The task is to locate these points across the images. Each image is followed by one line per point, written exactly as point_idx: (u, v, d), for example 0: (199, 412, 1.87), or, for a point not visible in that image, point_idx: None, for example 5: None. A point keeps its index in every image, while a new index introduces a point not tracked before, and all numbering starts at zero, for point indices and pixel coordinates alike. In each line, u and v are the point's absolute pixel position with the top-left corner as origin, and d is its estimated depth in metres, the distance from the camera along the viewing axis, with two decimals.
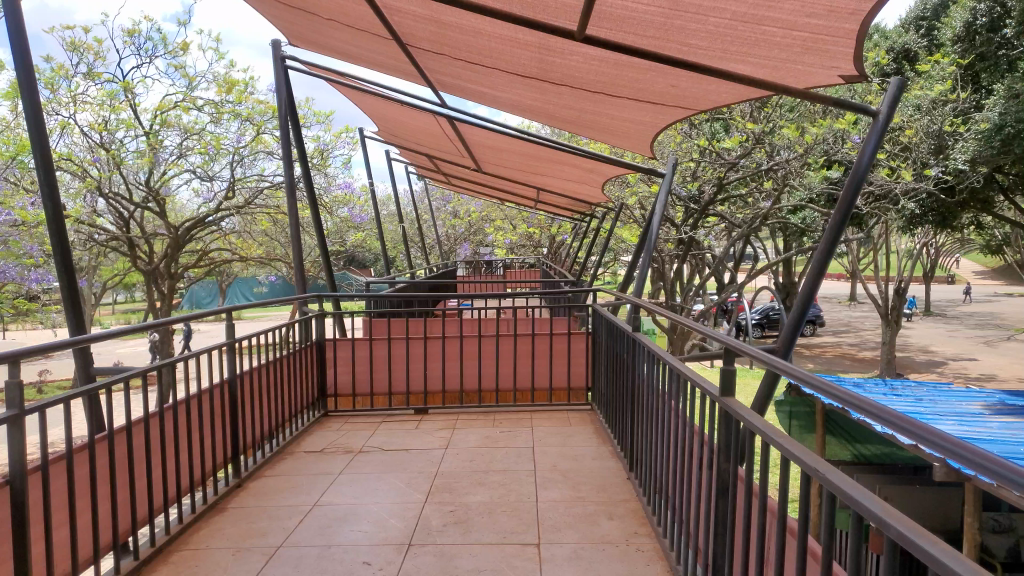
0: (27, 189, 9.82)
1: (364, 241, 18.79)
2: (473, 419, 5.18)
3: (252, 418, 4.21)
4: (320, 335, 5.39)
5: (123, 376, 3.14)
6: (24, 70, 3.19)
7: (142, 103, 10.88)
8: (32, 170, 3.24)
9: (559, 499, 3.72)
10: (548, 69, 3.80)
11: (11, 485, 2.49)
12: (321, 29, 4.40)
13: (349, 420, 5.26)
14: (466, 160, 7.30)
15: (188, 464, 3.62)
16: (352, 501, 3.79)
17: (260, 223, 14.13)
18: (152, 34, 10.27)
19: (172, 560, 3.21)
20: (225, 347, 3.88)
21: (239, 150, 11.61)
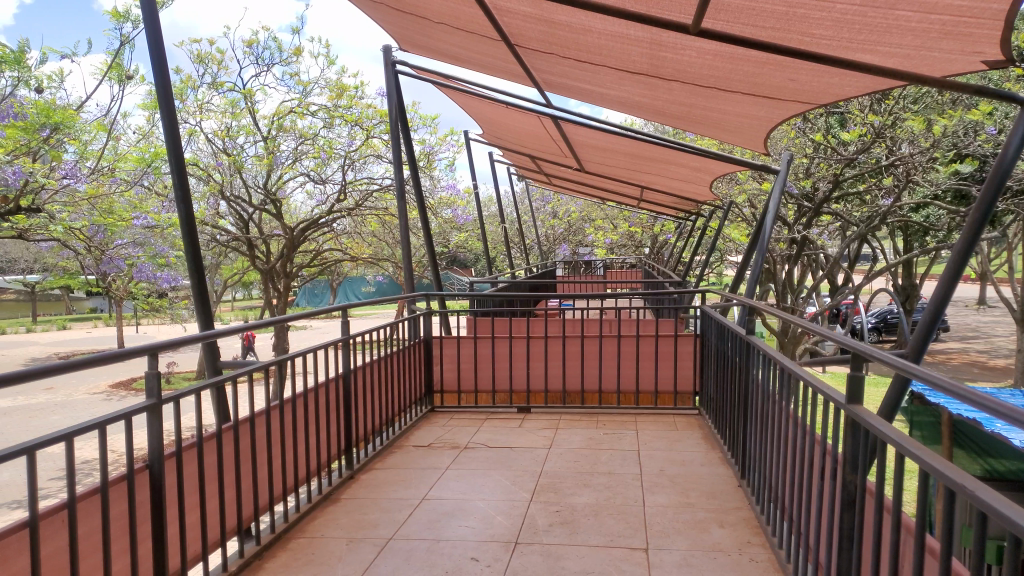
0: (161, 195, 10.46)
1: (467, 241, 19.07)
2: (577, 419, 5.15)
3: (364, 411, 4.35)
4: (428, 332, 5.50)
5: (246, 369, 3.29)
6: (161, 80, 3.41)
7: (261, 110, 11.44)
8: (167, 175, 3.45)
9: (667, 504, 3.63)
10: (658, 65, 3.72)
11: (151, 469, 2.66)
12: (430, 33, 4.49)
13: (455, 416, 5.34)
14: (569, 160, 7.31)
15: (305, 454, 3.77)
16: (460, 497, 3.84)
17: (370, 225, 14.57)
18: (270, 43, 10.77)
19: (291, 547, 3.34)
20: (340, 343, 4.02)
21: (351, 153, 11.91)
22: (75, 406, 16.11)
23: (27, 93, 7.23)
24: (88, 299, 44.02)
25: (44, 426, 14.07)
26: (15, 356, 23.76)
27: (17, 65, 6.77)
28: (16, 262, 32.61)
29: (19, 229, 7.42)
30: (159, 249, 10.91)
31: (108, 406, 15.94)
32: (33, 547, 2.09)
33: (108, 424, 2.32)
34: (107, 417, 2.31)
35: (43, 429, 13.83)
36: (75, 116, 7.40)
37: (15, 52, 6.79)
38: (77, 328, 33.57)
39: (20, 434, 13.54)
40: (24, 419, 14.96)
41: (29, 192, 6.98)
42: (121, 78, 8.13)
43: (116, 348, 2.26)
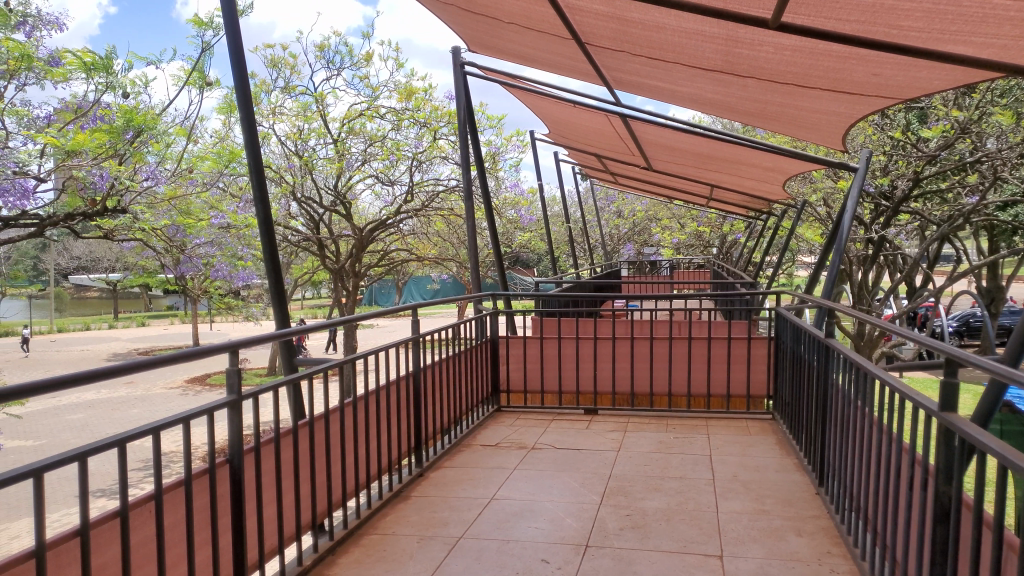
0: (236, 195, 10.70)
1: (530, 242, 19.07)
2: (645, 422, 5.08)
3: (432, 410, 4.39)
4: (494, 332, 5.51)
5: (321, 368, 3.34)
6: (241, 86, 3.50)
7: (332, 113, 11.70)
8: (246, 178, 3.54)
9: (741, 511, 3.54)
10: (734, 61, 3.64)
11: (231, 463, 2.74)
12: (500, 33, 4.50)
13: (521, 416, 5.33)
14: (637, 159, 7.22)
15: (375, 451, 3.83)
16: (528, 497, 3.83)
17: (436, 224, 14.70)
18: (340, 47, 10.99)
19: (363, 543, 3.40)
20: (410, 342, 4.06)
21: (418, 155, 12.02)
22: (155, 400, 16.76)
23: (114, 99, 7.49)
24: (165, 296, 45.83)
25: (126, 419, 14.70)
26: (98, 352, 24.93)
27: (105, 71, 7.04)
28: (100, 260, 34.24)
29: (105, 230, 7.74)
30: (239, 250, 11.19)
31: (186, 400, 16.56)
32: (123, 536, 2.17)
33: (192, 418, 2.40)
34: (193, 412, 2.39)
35: (125, 421, 14.43)
36: (159, 121, 7.66)
37: (103, 58, 7.07)
38: (155, 324, 35.04)
39: (104, 426, 14.17)
40: (108, 412, 15.66)
41: (116, 193, 7.26)
42: (203, 83, 8.38)
43: (198, 346, 2.32)
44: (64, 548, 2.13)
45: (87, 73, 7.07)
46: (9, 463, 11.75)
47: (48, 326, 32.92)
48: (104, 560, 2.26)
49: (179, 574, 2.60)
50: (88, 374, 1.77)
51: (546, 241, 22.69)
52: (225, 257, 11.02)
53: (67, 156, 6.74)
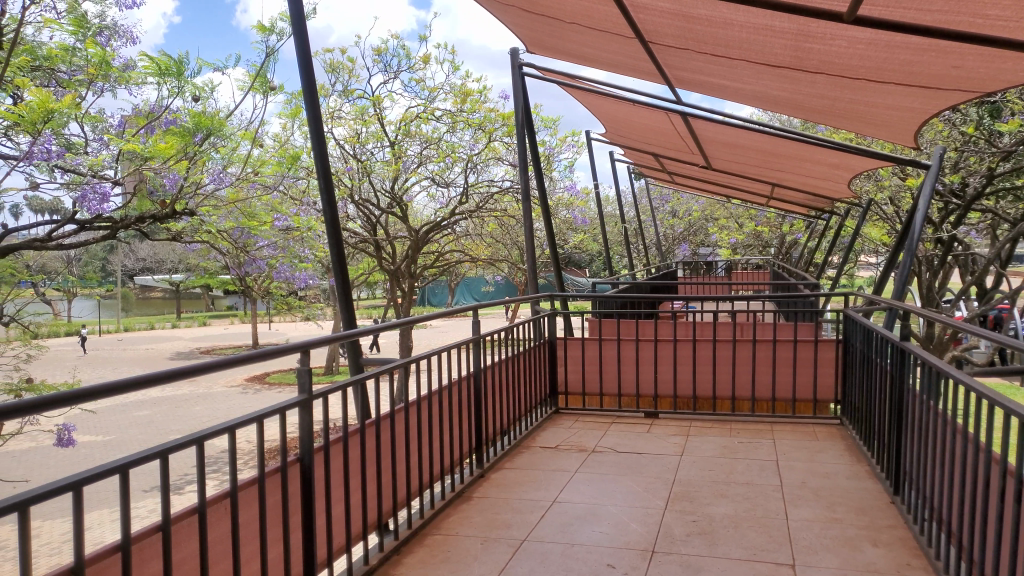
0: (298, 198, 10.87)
1: (583, 242, 18.96)
2: (708, 426, 4.98)
3: (492, 411, 4.40)
4: (552, 333, 5.49)
5: (385, 368, 3.37)
6: (308, 90, 3.55)
7: (389, 116, 11.81)
8: (313, 181, 3.60)
9: (812, 519, 3.44)
10: (803, 57, 3.54)
11: (301, 462, 2.78)
12: (560, 33, 4.47)
13: (580, 419, 5.30)
14: (695, 158, 7.11)
15: (436, 451, 3.84)
16: (591, 501, 3.80)
17: (489, 226, 14.75)
18: (398, 51, 11.09)
19: (427, 543, 3.41)
20: (471, 343, 4.07)
21: (473, 157, 12.04)
22: (216, 398, 17.18)
23: (184, 104, 7.60)
24: (226, 296, 47.09)
25: (189, 416, 15.10)
26: (163, 350, 25.75)
27: (178, 76, 7.20)
28: (165, 261, 35.41)
29: (172, 231, 7.94)
30: (301, 250, 11.28)
31: (245, 399, 16.93)
32: (200, 532, 2.22)
33: (265, 418, 2.43)
34: (266, 412, 2.43)
35: (188, 418, 14.85)
36: (229, 124, 7.80)
37: (177, 63, 7.15)
38: (217, 324, 36.06)
39: (169, 423, 14.60)
40: (172, 409, 16.15)
41: (184, 195, 7.45)
42: (266, 87, 8.43)
43: (271, 345, 2.34)
44: (147, 543, 2.20)
45: (161, 79, 7.24)
46: (80, 458, 12.19)
47: (116, 325, 34.16)
48: (183, 556, 2.31)
49: (252, 570, 2.64)
50: (165, 374, 1.81)
51: (600, 241, 22.59)
52: (288, 259, 11.15)
53: (141, 161, 6.95)
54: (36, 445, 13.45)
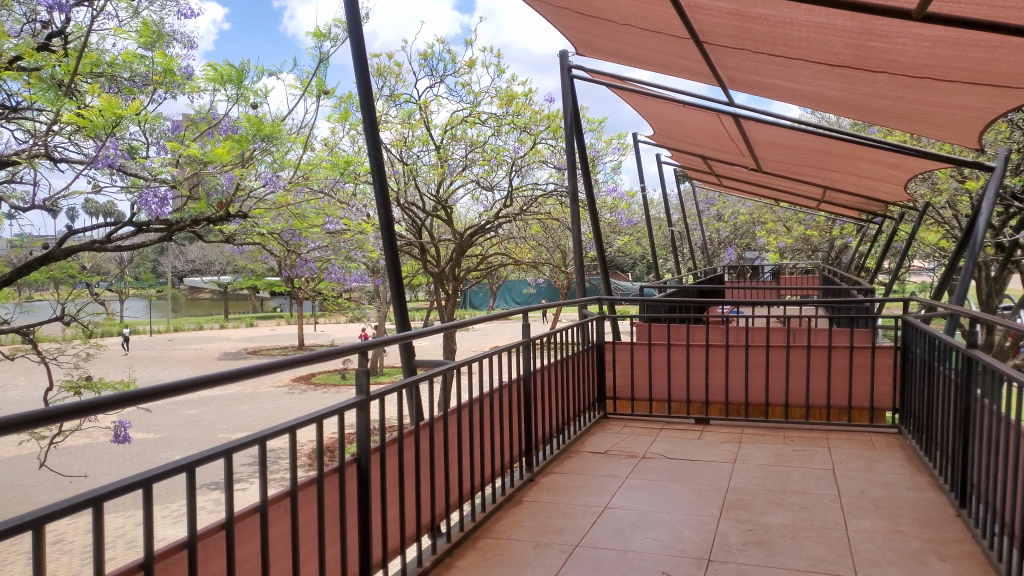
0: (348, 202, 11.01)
1: (627, 245, 18.86)
2: (760, 434, 4.90)
3: (542, 415, 4.38)
4: (601, 337, 5.45)
5: (439, 370, 3.38)
6: (364, 92, 3.58)
7: (435, 120, 11.89)
8: (369, 183, 3.63)
9: (874, 531, 3.35)
10: (865, 56, 3.46)
11: (359, 462, 2.79)
12: (612, 34, 4.44)
13: (629, 424, 5.25)
14: (746, 161, 7.01)
15: (486, 454, 3.84)
16: (643, 507, 3.76)
17: (533, 228, 14.76)
18: (444, 55, 11.16)
19: (479, 546, 3.40)
20: (521, 345, 4.06)
21: (517, 159, 12.06)
22: (263, 398, 17.49)
23: (243, 110, 7.72)
24: (272, 298, 47.94)
25: (237, 416, 15.39)
26: (211, 350, 26.31)
27: (237, 82, 7.33)
28: (214, 262, 36.25)
29: (226, 234, 8.10)
30: (351, 252, 11.38)
31: (291, 399, 17.20)
32: (262, 531, 2.24)
33: (326, 418, 2.45)
34: (325, 412, 2.44)
35: (236, 417, 15.13)
36: (283, 129, 7.92)
37: (236, 70, 7.28)
38: (263, 325, 36.77)
39: (217, 421, 14.90)
40: (220, 408, 16.47)
41: (238, 198, 7.58)
42: (319, 91, 8.48)
43: (331, 345, 2.36)
44: (211, 540, 2.23)
45: (220, 85, 7.38)
46: (132, 455, 12.52)
47: (166, 325, 35.06)
48: (245, 554, 2.34)
49: (311, 570, 2.66)
50: (230, 373, 1.83)
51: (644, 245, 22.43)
52: (337, 261, 11.29)
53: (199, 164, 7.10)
54: (92, 440, 13.85)
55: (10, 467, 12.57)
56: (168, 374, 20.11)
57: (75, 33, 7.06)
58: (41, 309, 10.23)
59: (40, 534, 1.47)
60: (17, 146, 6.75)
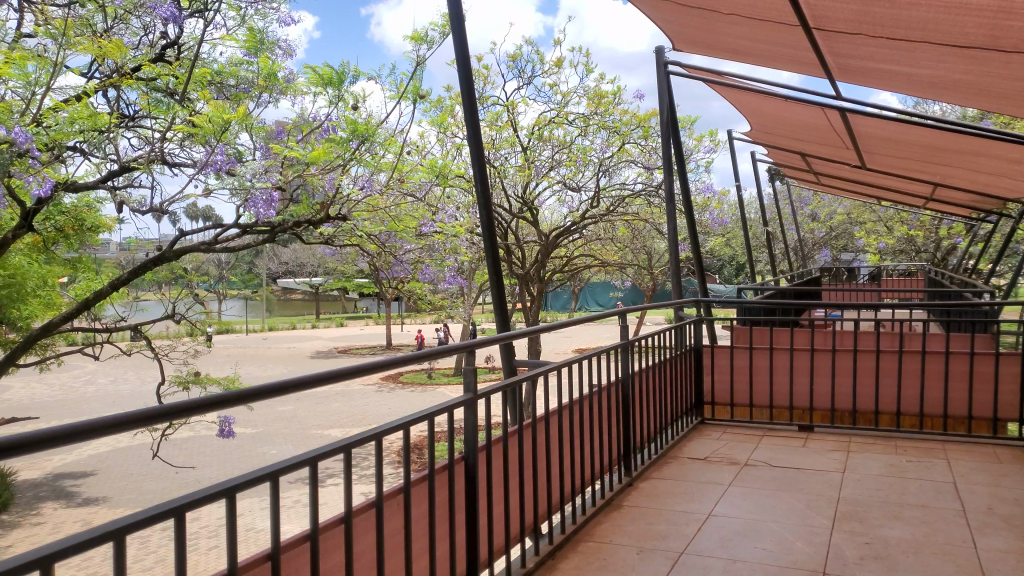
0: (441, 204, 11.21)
1: (716, 246, 18.46)
2: (870, 443, 4.67)
3: (641, 418, 4.29)
4: (698, 340, 5.32)
5: (543, 370, 3.34)
6: (466, 93, 3.59)
7: (522, 121, 11.91)
8: (472, 183, 3.65)
9: (1007, 550, 3.12)
10: (999, 36, 3.23)
11: (466, 461, 2.77)
12: (715, 26, 4.33)
13: (728, 430, 5.11)
14: (850, 156, 6.71)
15: (585, 457, 3.78)
16: (750, 516, 3.63)
17: (621, 230, 14.60)
18: (532, 56, 11.17)
19: (581, 550, 3.35)
20: (621, 346, 3.98)
21: (605, 160, 12.01)
22: (354, 396, 17.95)
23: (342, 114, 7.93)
24: (361, 300, 49.24)
25: (328, 412, 15.84)
26: (303, 349, 27.24)
27: (337, 85, 7.44)
28: (306, 264, 37.54)
29: (326, 236, 8.35)
30: (443, 254, 11.55)
31: (380, 397, 17.57)
32: (377, 525, 2.24)
33: (437, 415, 2.44)
34: (436, 409, 2.43)
35: (328, 414, 15.58)
36: (382, 132, 8.02)
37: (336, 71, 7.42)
38: (352, 325, 37.77)
39: (310, 418, 15.38)
40: (313, 405, 16.99)
41: (337, 201, 7.78)
42: (415, 95, 8.60)
43: (439, 345, 2.35)
44: (331, 534, 2.23)
45: (321, 87, 7.50)
46: (231, 448, 13.06)
47: (261, 325, 36.51)
48: (362, 549, 2.35)
49: (421, 567, 2.66)
50: (351, 369, 1.84)
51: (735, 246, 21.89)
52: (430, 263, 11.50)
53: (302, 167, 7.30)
54: (195, 434, 14.54)
55: (121, 457, 13.33)
56: (264, 372, 20.95)
57: (188, 43, 7.42)
58: (153, 307, 10.87)
59: (182, 522, 1.50)
60: (133, 152, 7.12)
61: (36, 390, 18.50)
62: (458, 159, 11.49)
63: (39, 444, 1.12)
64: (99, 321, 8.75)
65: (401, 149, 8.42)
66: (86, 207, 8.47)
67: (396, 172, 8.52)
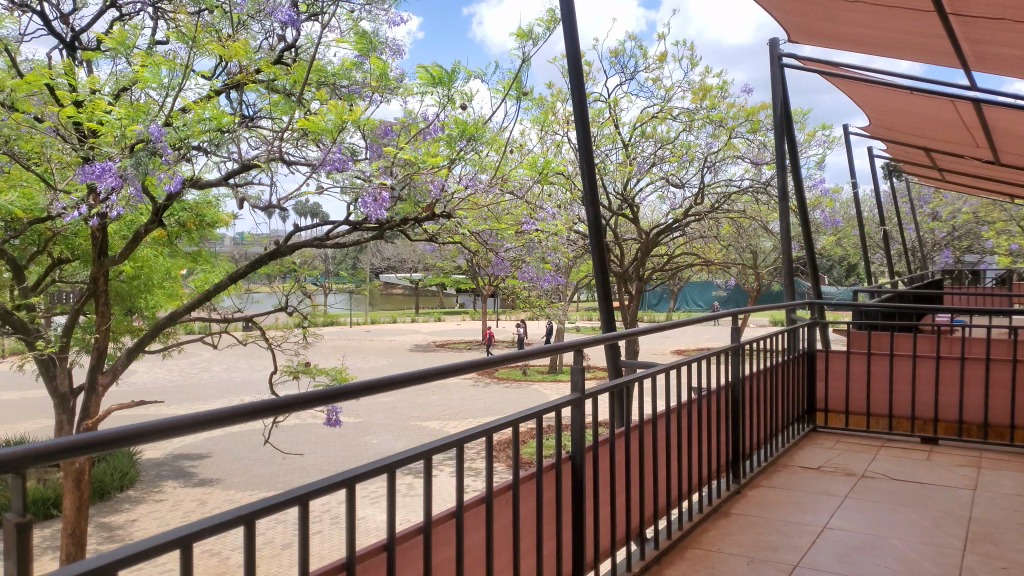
0: (546, 202, 11.19)
1: (826, 244, 17.65)
2: (1003, 460, 4.35)
3: (751, 423, 4.13)
4: (812, 345, 5.09)
5: (652, 372, 3.25)
6: (575, 90, 3.53)
7: (624, 118, 11.79)
8: (580, 180, 3.60)
9: None
10: None
11: (573, 461, 2.72)
12: (834, 14, 4.11)
13: (843, 440, 4.86)
14: (980, 152, 6.26)
15: (692, 463, 3.67)
16: (870, 532, 3.43)
17: (725, 227, 14.20)
18: (635, 51, 11.02)
19: (688, 557, 3.26)
20: (732, 348, 3.84)
21: (710, 155, 11.76)
22: (452, 390, 18.25)
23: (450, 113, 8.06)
24: (458, 296, 50.05)
25: (427, 405, 16.17)
26: (403, 342, 27.97)
27: (447, 84, 7.42)
28: (407, 260, 38.47)
29: (430, 233, 8.50)
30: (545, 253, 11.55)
31: (478, 392, 17.78)
32: (487, 521, 2.24)
33: (545, 414, 2.41)
34: (544, 407, 2.40)
35: (427, 407, 15.89)
36: (488, 130, 8.01)
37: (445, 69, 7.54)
38: (450, 320, 38.43)
39: (409, 410, 15.73)
40: (412, 398, 17.38)
41: (442, 199, 7.91)
42: (519, 93, 8.62)
43: (548, 343, 2.33)
44: (444, 526, 2.24)
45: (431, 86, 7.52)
46: (335, 436, 13.53)
47: (364, 318, 37.72)
48: (473, 543, 2.36)
49: (528, 565, 2.65)
50: (463, 366, 1.84)
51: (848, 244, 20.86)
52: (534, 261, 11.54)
53: (414, 166, 7.46)
54: (302, 422, 15.16)
55: (234, 441, 14.07)
56: (366, 364, 21.60)
57: (304, 46, 7.73)
58: (265, 299, 11.39)
59: (307, 509, 1.53)
60: (251, 152, 7.46)
61: (158, 375, 19.78)
62: (559, 156, 11.46)
63: (170, 430, 1.18)
64: (218, 312, 9.25)
65: (505, 147, 8.49)
66: (207, 203, 8.95)
67: (499, 172, 8.56)
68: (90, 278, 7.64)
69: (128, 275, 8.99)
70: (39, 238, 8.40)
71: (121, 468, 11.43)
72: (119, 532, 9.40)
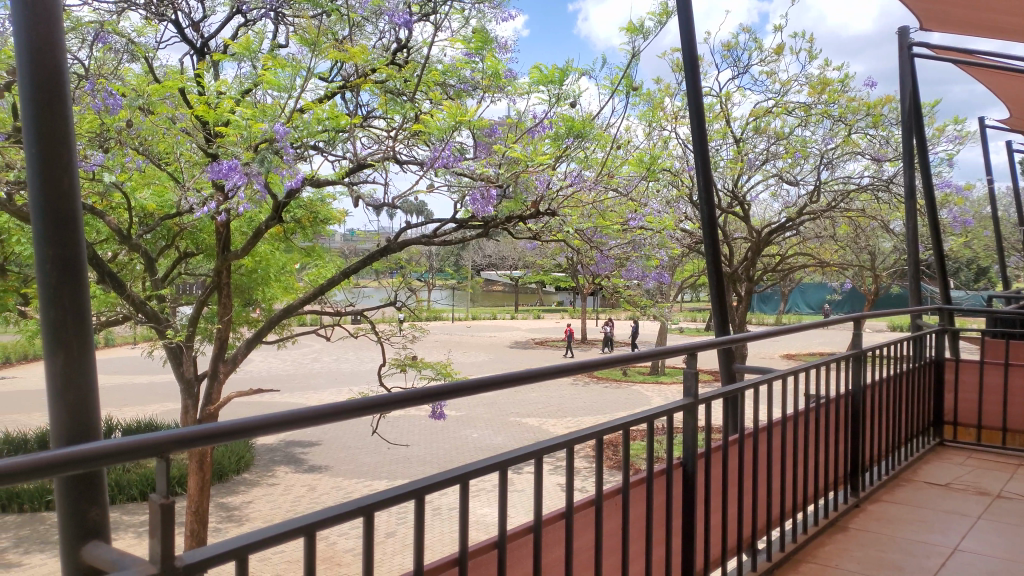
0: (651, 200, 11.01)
1: (953, 245, 16.50)
2: None
3: (872, 433, 3.91)
4: (941, 354, 4.75)
5: (767, 377, 3.12)
6: (690, 86, 3.43)
7: (735, 113, 11.45)
8: (695, 176, 3.50)
9: None
10: None
11: (684, 467, 2.65)
12: (974, 2, 3.83)
13: (974, 457, 4.53)
14: None
15: (808, 473, 3.50)
16: (1007, 556, 3.18)
17: (841, 227, 13.54)
18: (749, 45, 10.67)
19: (803, 571, 3.11)
20: (854, 355, 3.63)
21: (828, 151, 11.26)
22: (551, 387, 18.25)
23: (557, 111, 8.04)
24: (558, 294, 50.03)
25: (527, 402, 16.24)
26: (503, 339, 28.21)
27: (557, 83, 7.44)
28: (509, 258, 38.76)
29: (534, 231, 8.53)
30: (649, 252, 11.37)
31: (577, 390, 17.71)
32: (596, 523, 2.21)
33: (657, 418, 2.35)
34: (656, 411, 2.34)
35: (527, 404, 15.96)
36: (596, 128, 7.95)
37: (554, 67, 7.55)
38: (550, 318, 38.43)
39: (509, 406, 15.85)
40: (513, 394, 17.51)
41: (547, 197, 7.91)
42: (628, 89, 8.50)
43: (661, 347, 2.27)
44: (553, 527, 2.23)
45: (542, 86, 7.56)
46: (437, 429, 13.81)
47: (466, 314, 38.28)
48: (582, 544, 2.33)
49: (636, 570, 2.59)
50: (575, 368, 1.82)
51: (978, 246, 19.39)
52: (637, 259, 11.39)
53: (522, 164, 7.50)
54: (405, 414, 15.56)
55: (341, 430, 14.60)
56: (467, 359, 21.92)
57: (417, 47, 7.90)
58: (374, 293, 11.76)
59: (422, 504, 1.55)
60: (365, 151, 7.72)
61: (273, 365, 20.76)
62: (666, 152, 11.24)
63: (294, 421, 1.23)
64: (331, 306, 9.62)
65: (612, 144, 8.39)
66: (322, 201, 9.30)
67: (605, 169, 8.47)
68: (214, 271, 8.08)
69: (247, 268, 9.43)
70: (169, 233, 9.00)
71: (239, 451, 12.09)
72: (236, 512, 9.94)
